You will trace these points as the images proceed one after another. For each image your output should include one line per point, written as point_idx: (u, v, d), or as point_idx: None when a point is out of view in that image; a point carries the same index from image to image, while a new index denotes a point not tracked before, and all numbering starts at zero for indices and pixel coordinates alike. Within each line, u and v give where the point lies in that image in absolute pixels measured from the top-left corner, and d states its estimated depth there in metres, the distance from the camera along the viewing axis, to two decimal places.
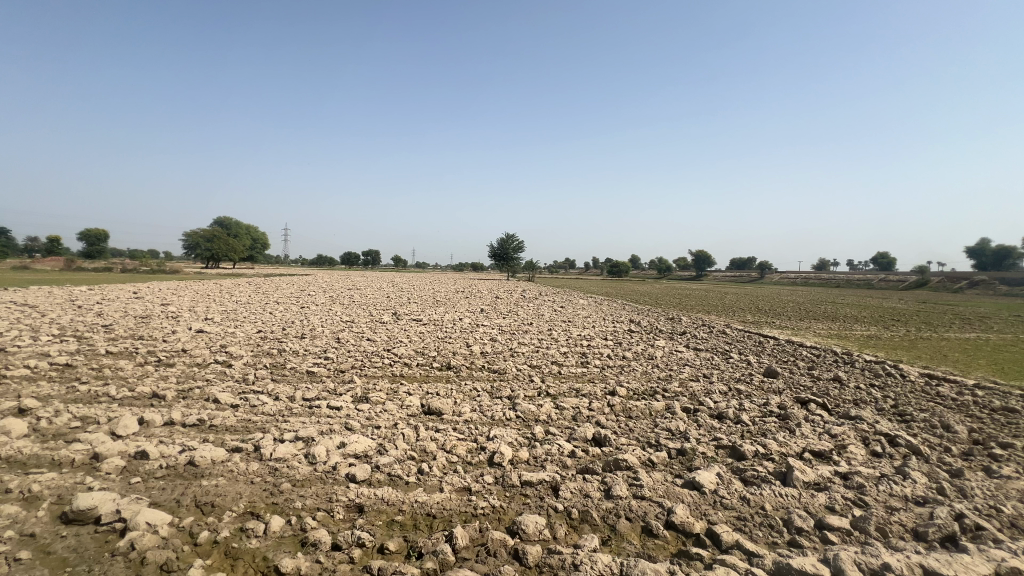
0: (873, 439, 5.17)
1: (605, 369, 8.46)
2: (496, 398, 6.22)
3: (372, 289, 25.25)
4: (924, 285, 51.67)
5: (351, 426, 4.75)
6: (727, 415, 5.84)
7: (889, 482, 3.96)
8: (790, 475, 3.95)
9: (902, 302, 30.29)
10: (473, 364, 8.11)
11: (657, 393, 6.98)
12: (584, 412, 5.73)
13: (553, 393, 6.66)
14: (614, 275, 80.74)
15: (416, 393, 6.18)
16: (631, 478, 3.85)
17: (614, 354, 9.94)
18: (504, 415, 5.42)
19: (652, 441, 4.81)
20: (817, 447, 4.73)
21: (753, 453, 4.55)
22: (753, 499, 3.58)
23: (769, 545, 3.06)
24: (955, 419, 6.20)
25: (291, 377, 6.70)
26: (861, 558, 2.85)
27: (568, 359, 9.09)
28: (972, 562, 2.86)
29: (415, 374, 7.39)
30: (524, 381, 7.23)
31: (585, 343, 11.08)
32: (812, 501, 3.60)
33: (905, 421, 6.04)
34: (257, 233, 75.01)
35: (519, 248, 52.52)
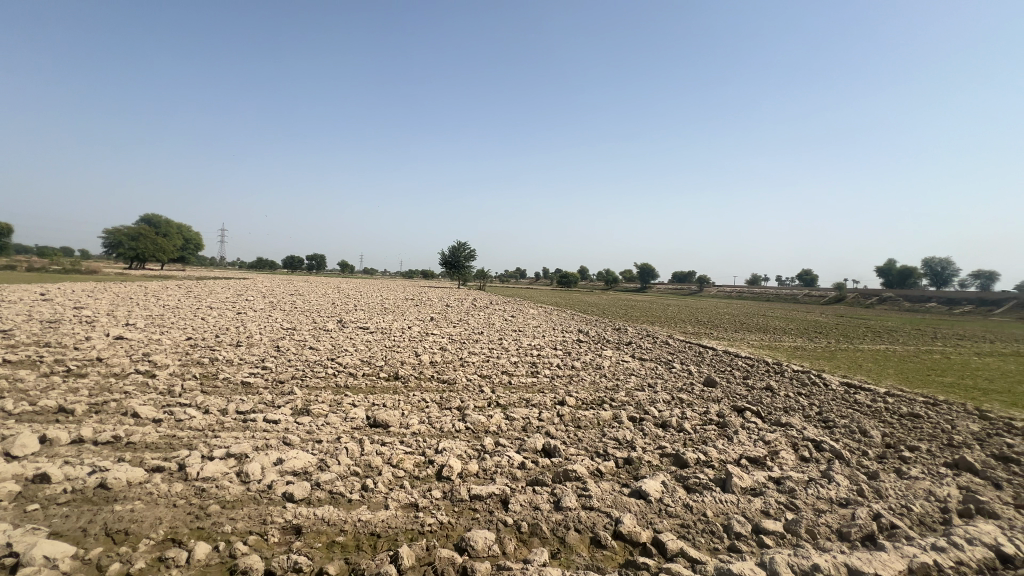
0: (802, 444, 5.53)
1: (555, 379, 8.53)
2: (446, 409, 6.10)
3: (317, 295, 24.12)
4: (841, 300, 56.66)
5: (290, 440, 4.47)
6: (670, 424, 6.03)
7: (817, 486, 4.22)
8: (728, 482, 4.12)
9: (823, 316, 33.01)
10: (422, 374, 7.93)
11: (605, 402, 7.13)
12: (534, 422, 5.74)
13: (503, 403, 6.64)
14: (564, 285, 82.20)
15: (361, 404, 5.94)
16: (580, 489, 3.87)
17: (563, 364, 10.04)
18: (453, 427, 5.31)
19: (600, 450, 4.88)
20: (753, 454, 4.99)
21: (695, 460, 4.73)
22: (695, 506, 3.70)
23: (711, 551, 3.16)
24: (871, 425, 6.76)
25: (224, 389, 6.23)
26: (793, 560, 3.00)
27: (519, 369, 9.08)
28: (888, 560, 3.08)
29: (360, 384, 7.11)
30: (474, 391, 7.15)
31: (535, 352, 11.16)
32: (749, 506, 3.77)
33: (828, 427, 6.51)
34: (189, 233, 69.67)
35: (469, 256, 52.28)
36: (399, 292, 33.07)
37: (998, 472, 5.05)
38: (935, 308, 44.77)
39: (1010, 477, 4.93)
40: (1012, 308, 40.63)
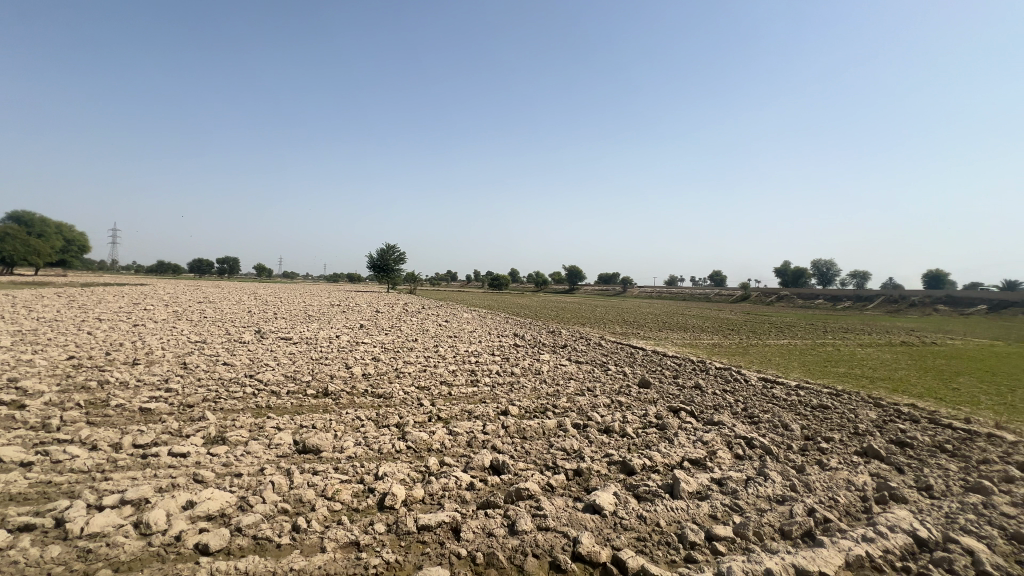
0: (736, 442, 5.79)
1: (496, 388, 8.31)
2: (383, 427, 5.68)
3: (229, 302, 22.00)
4: (746, 298, 62.11)
5: (202, 477, 3.88)
6: (614, 429, 6.06)
7: (755, 484, 4.40)
8: (676, 487, 4.17)
9: (734, 314, 35.93)
10: (355, 389, 7.37)
11: (548, 409, 7.05)
12: (479, 436, 5.50)
13: (445, 417, 6.32)
14: (495, 288, 82.49)
15: (287, 428, 5.35)
16: (535, 508, 3.70)
17: (502, 371, 9.87)
18: (393, 448, 4.93)
19: (549, 463, 4.76)
20: (694, 456, 5.13)
21: (642, 466, 4.76)
22: (649, 516, 3.68)
23: (670, 564, 3.13)
24: (790, 418, 7.28)
25: (117, 418, 5.35)
26: (748, 566, 3.04)
27: (458, 378, 8.78)
28: (829, 556, 3.24)
29: (284, 404, 6.44)
30: (413, 405, 6.77)
31: (473, 359, 10.90)
32: (698, 511, 3.83)
33: (755, 423, 6.92)
34: (72, 233, 61.26)
35: (399, 260, 50.74)
36: (324, 297, 31.25)
37: (899, 457, 5.60)
38: (824, 305, 50.46)
39: (908, 461, 5.48)
40: (883, 303, 46.85)
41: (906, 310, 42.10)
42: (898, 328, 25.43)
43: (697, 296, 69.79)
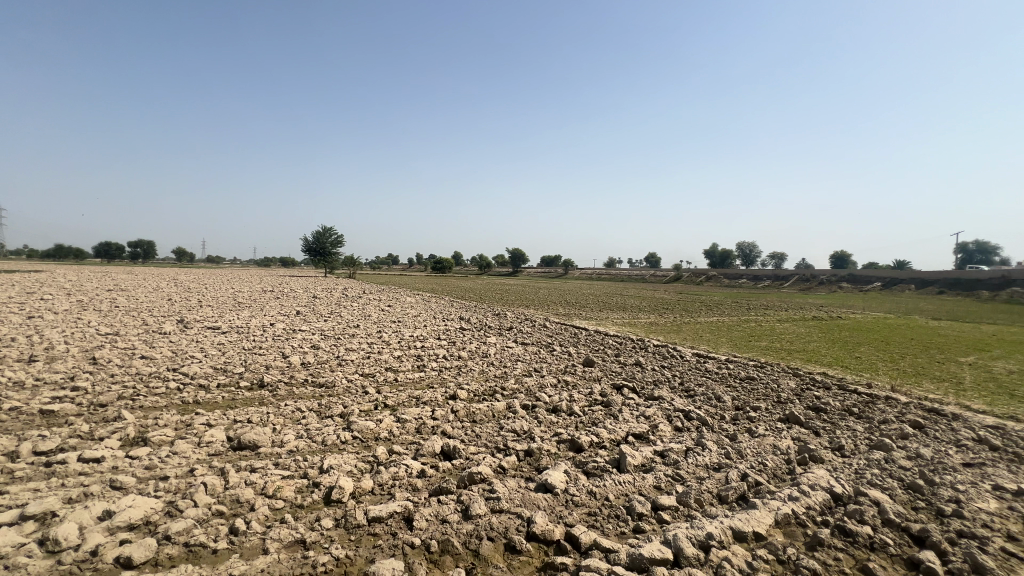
0: (675, 415, 6.11)
1: (443, 372, 8.21)
2: (326, 418, 5.43)
3: (145, 290, 20.04)
4: (679, 279, 65.49)
5: (121, 483, 3.52)
6: (562, 409, 6.19)
7: (694, 454, 4.67)
8: (623, 462, 4.33)
9: (668, 293, 37.89)
10: (293, 379, 6.98)
11: (497, 392, 7.07)
12: (429, 422, 5.41)
13: (392, 404, 6.16)
14: (439, 271, 81.35)
15: (219, 424, 4.97)
16: (488, 492, 3.70)
17: (449, 355, 9.77)
18: (339, 439, 4.73)
19: (500, 445, 4.78)
20: (638, 430, 5.36)
21: (589, 443, 4.90)
22: (598, 492, 3.80)
23: (620, 536, 3.27)
24: (721, 390, 7.80)
25: (12, 424, 4.72)
26: (692, 532, 3.23)
27: (404, 363, 8.58)
28: (761, 516, 3.51)
29: (214, 399, 5.98)
30: (357, 393, 6.53)
31: (419, 344, 10.70)
32: (644, 483, 4.01)
33: (691, 396, 7.35)
34: None
35: (336, 243, 48.63)
36: (255, 283, 29.35)
37: (815, 421, 6.17)
38: (747, 284, 54.39)
39: (823, 424, 6.05)
40: (797, 282, 51.26)
41: (816, 288, 46.38)
42: (809, 304, 28.06)
43: (634, 277, 72.74)
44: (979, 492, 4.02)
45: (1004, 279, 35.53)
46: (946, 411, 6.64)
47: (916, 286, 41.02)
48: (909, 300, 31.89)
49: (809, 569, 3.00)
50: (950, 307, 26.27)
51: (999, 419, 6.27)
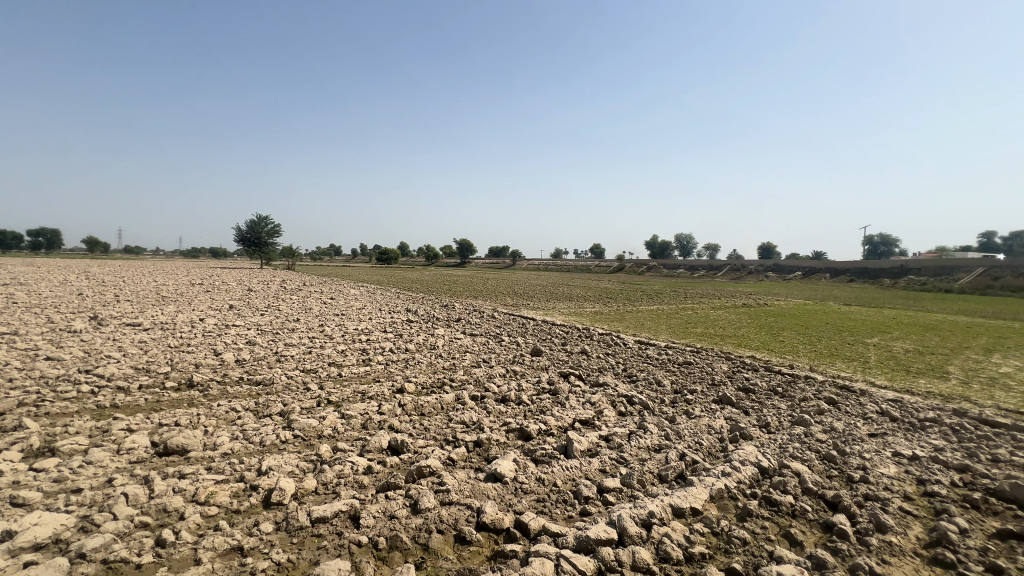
0: (618, 401, 6.35)
1: (390, 365, 8.02)
2: (264, 417, 5.15)
3: (49, 283, 18.00)
4: (622, 269, 67.81)
5: (24, 499, 3.16)
6: (510, 399, 6.24)
7: (637, 437, 4.88)
8: (570, 448, 4.44)
9: (613, 283, 39.17)
10: (226, 378, 6.56)
11: (446, 384, 7.01)
12: (375, 417, 5.28)
13: (336, 400, 5.95)
14: (383, 262, 79.19)
15: (141, 429, 4.58)
16: (437, 484, 3.68)
17: (396, 348, 9.57)
18: (278, 439, 4.51)
19: (449, 437, 4.75)
20: (584, 417, 5.51)
21: (538, 431, 4.98)
22: (547, 478, 3.88)
23: (567, 520, 3.37)
24: (661, 375, 8.19)
25: None
26: (635, 512, 3.38)
27: (348, 358, 8.30)
28: (697, 492, 3.74)
29: (136, 401, 5.50)
30: (298, 390, 6.25)
31: (364, 337, 10.39)
32: (590, 467, 4.14)
33: (634, 382, 7.66)
34: None
35: (274, 233, 46.05)
36: (183, 275, 27.20)
37: (745, 401, 6.63)
38: (684, 274, 57.21)
39: (752, 403, 6.52)
40: (728, 271, 54.61)
41: (745, 277, 49.60)
42: (738, 292, 30.02)
43: (580, 267, 74.46)
44: (881, 459, 4.49)
45: (902, 268, 39.72)
46: (855, 387, 7.37)
47: (830, 275, 44.94)
48: (823, 288, 34.77)
49: (740, 539, 3.24)
50: (857, 294, 29.04)
51: (898, 393, 7.02)
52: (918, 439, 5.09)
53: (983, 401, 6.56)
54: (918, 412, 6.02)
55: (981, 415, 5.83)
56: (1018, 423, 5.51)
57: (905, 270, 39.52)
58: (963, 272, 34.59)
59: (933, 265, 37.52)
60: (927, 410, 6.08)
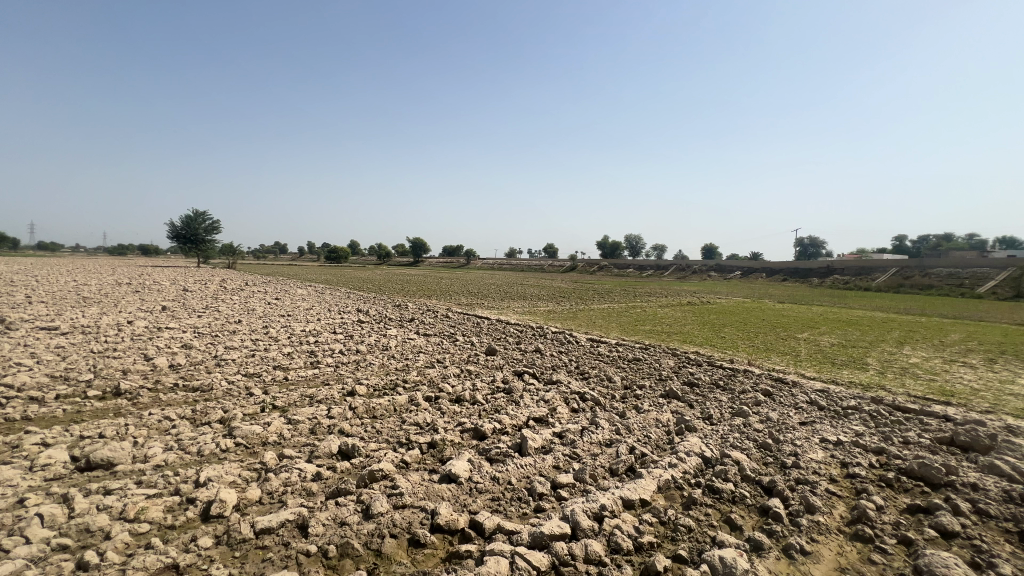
0: (571, 397, 6.47)
1: (340, 368, 7.77)
2: (203, 426, 4.85)
3: None
4: (575, 268, 69.14)
5: None
6: (464, 398, 6.21)
7: (589, 432, 5.01)
8: (524, 446, 4.48)
9: (566, 282, 39.72)
10: (159, 384, 6.11)
11: (398, 385, 6.87)
12: (324, 421, 5.10)
13: (282, 405, 5.69)
14: (333, 261, 76.55)
15: (58, 443, 4.18)
16: (390, 488, 3.61)
17: (346, 349, 9.28)
18: (218, 448, 4.26)
19: (402, 439, 4.67)
20: (538, 414, 5.58)
21: (492, 430, 4.99)
22: (501, 476, 3.91)
23: (521, 518, 3.41)
24: (612, 371, 8.43)
25: None
26: (587, 506, 3.47)
27: (295, 360, 7.96)
28: (646, 484, 3.88)
29: (53, 413, 5.02)
30: (240, 396, 5.92)
31: (312, 339, 10.00)
32: (544, 464, 4.21)
33: (586, 379, 7.84)
34: None
35: (212, 229, 43.37)
36: (108, 274, 25.02)
37: (689, 395, 6.96)
38: (633, 273, 59.12)
39: (696, 397, 6.85)
40: (674, 271, 56.96)
41: (689, 276, 51.94)
42: (683, 291, 31.38)
43: (533, 266, 75.18)
44: (811, 445, 4.86)
45: (828, 268, 42.99)
46: (788, 380, 7.90)
47: (765, 275, 47.93)
48: (760, 286, 37.14)
49: (685, 526, 3.40)
50: (789, 292, 31.15)
51: (824, 384, 7.61)
52: (842, 425, 5.54)
53: (896, 389, 7.23)
54: (842, 401, 6.56)
55: (895, 402, 6.43)
56: (924, 408, 6.13)
57: (831, 270, 42.80)
58: (880, 272, 37.91)
59: (854, 265, 40.84)
60: (850, 399, 6.63)
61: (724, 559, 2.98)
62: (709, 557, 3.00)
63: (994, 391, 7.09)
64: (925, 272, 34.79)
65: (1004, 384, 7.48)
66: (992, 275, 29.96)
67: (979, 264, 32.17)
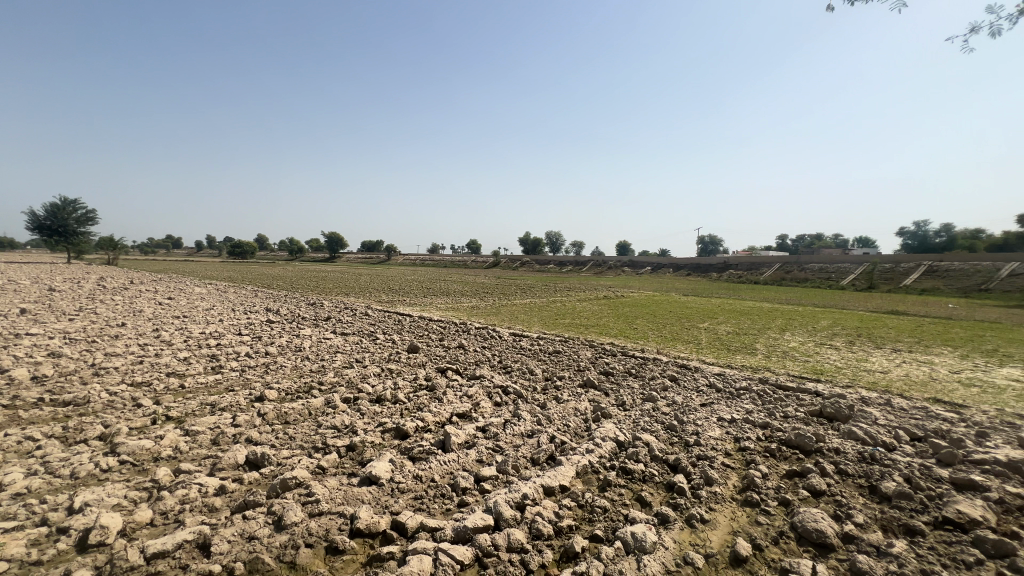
0: (494, 392, 6.55)
1: (247, 372, 7.18)
2: (77, 444, 4.25)
3: None
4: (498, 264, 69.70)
5: None
6: (385, 398, 6.04)
7: (512, 425, 5.10)
8: (447, 442, 4.47)
9: (490, 278, 39.66)
10: (18, 400, 5.24)
11: (314, 387, 6.50)
12: (228, 431, 4.69)
13: (177, 415, 5.15)
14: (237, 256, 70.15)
15: None
16: (305, 495, 3.43)
17: (254, 351, 8.60)
18: (97, 469, 3.76)
19: (318, 444, 4.45)
20: (461, 410, 5.58)
21: (415, 428, 4.90)
22: (424, 474, 3.87)
23: (445, 514, 3.41)
24: (534, 365, 8.65)
25: None
26: (510, 496, 3.55)
27: (193, 366, 7.23)
28: (565, 471, 4.06)
29: None
30: (125, 408, 5.25)
31: (213, 342, 9.12)
32: (467, 458, 4.24)
33: (509, 373, 7.98)
34: None
35: (86, 220, 37.86)
36: None
37: (605, 383, 7.36)
38: (553, 269, 60.96)
39: (610, 385, 7.26)
40: (592, 266, 59.63)
41: (606, 271, 54.63)
42: (600, 285, 32.85)
43: (457, 262, 74.60)
44: (709, 424, 5.36)
45: (725, 264, 47.43)
46: (691, 366, 8.63)
47: (672, 269, 51.76)
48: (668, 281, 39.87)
49: (601, 507, 3.60)
50: (693, 286, 33.89)
51: (721, 368, 8.42)
52: (735, 404, 6.19)
53: (779, 370, 8.20)
54: (735, 382, 7.31)
55: (777, 381, 7.29)
56: (801, 386, 7.02)
57: (727, 265, 47.26)
58: (766, 267, 42.56)
59: (746, 261, 45.45)
60: (742, 380, 7.41)
61: (635, 534, 3.21)
62: (623, 534, 3.21)
63: (853, 369, 8.30)
64: (802, 267, 39.64)
65: (860, 362, 8.79)
66: (852, 270, 34.90)
67: (843, 261, 37.27)
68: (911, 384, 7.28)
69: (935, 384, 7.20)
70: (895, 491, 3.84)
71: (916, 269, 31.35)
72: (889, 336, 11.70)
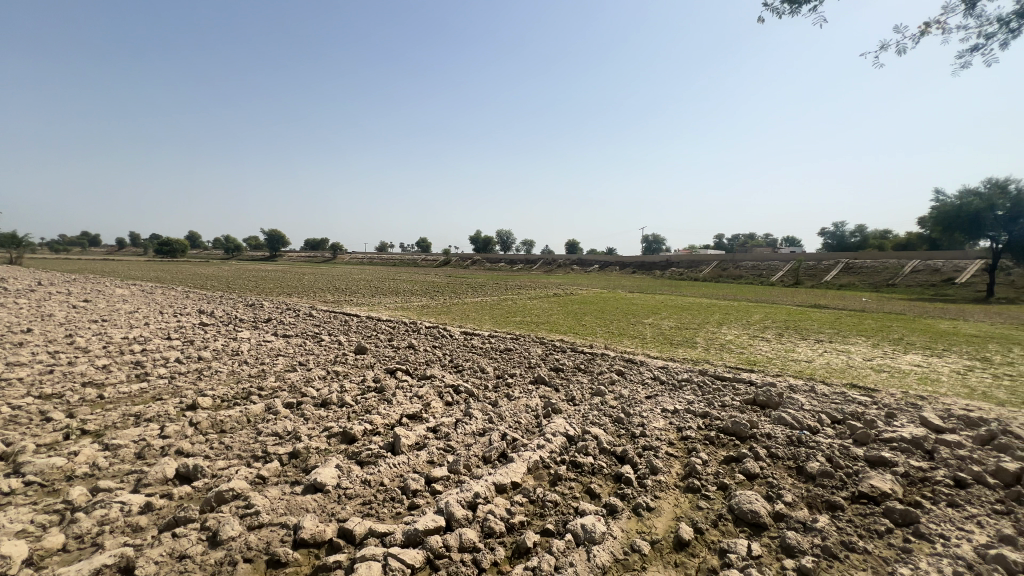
0: (445, 391, 6.47)
1: (177, 379, 6.67)
2: None
3: None
4: (448, 262, 69.11)
5: None
6: (331, 402, 5.81)
7: (463, 424, 5.06)
8: (397, 444, 4.36)
9: (440, 277, 39.21)
10: None
11: (253, 393, 6.15)
12: (155, 443, 4.34)
13: (94, 429, 4.69)
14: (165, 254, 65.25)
15: None
16: (244, 507, 3.25)
17: (185, 356, 8.01)
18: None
19: (258, 452, 4.21)
20: (412, 411, 5.47)
21: (363, 432, 4.76)
22: (373, 479, 3.76)
23: (395, 517, 3.34)
24: (485, 363, 8.64)
25: None
26: (462, 496, 3.53)
27: (114, 374, 6.63)
28: (516, 468, 4.08)
29: None
30: (32, 424, 4.73)
31: (137, 347, 8.40)
32: (418, 460, 4.16)
33: (460, 372, 7.92)
34: None
35: None
36: None
37: (555, 379, 7.48)
38: (504, 267, 61.27)
39: (560, 381, 7.38)
40: (542, 264, 60.43)
41: (556, 269, 55.62)
42: (551, 283, 33.44)
43: (406, 260, 73.17)
44: (654, 416, 5.57)
45: (667, 262, 49.64)
46: (637, 360, 8.94)
47: (619, 267, 53.50)
48: (615, 278, 41.13)
49: (552, 501, 3.66)
50: (638, 283, 35.19)
51: (665, 362, 8.79)
52: (678, 395, 6.48)
53: (717, 362, 8.68)
54: (677, 375, 7.66)
55: (716, 373, 7.70)
56: (737, 376, 7.46)
57: (669, 262, 49.43)
58: (705, 265, 44.95)
59: (687, 258, 47.75)
60: (684, 373, 7.78)
61: (585, 525, 3.28)
62: (573, 526, 3.28)
63: (782, 359, 8.93)
64: (737, 264, 42.20)
65: (788, 353, 9.47)
66: (780, 267, 37.57)
67: (772, 258, 40.06)
68: (832, 371, 7.93)
69: (852, 371, 7.90)
70: (819, 470, 4.17)
71: (834, 266, 34.23)
72: (812, 328, 12.70)
